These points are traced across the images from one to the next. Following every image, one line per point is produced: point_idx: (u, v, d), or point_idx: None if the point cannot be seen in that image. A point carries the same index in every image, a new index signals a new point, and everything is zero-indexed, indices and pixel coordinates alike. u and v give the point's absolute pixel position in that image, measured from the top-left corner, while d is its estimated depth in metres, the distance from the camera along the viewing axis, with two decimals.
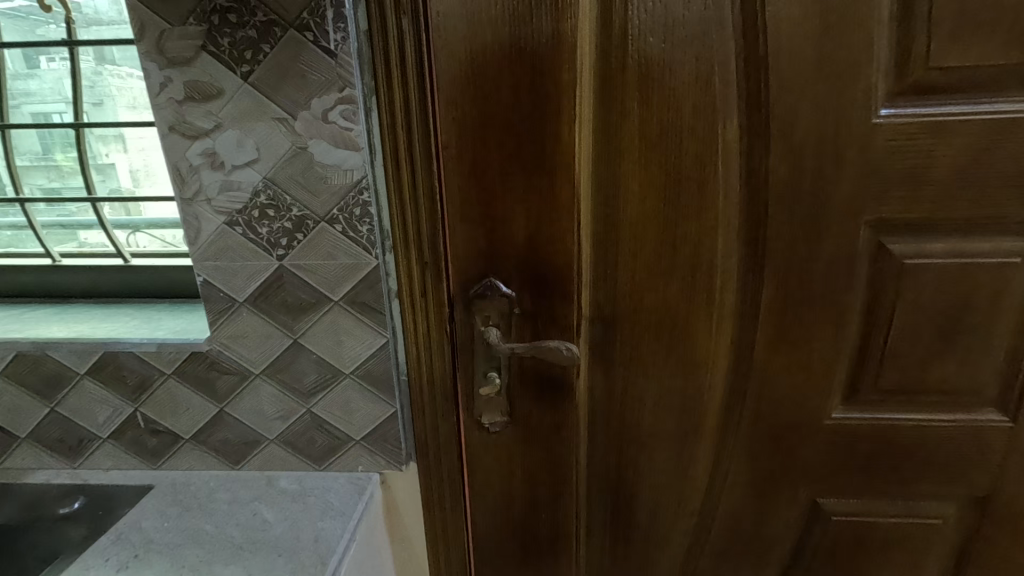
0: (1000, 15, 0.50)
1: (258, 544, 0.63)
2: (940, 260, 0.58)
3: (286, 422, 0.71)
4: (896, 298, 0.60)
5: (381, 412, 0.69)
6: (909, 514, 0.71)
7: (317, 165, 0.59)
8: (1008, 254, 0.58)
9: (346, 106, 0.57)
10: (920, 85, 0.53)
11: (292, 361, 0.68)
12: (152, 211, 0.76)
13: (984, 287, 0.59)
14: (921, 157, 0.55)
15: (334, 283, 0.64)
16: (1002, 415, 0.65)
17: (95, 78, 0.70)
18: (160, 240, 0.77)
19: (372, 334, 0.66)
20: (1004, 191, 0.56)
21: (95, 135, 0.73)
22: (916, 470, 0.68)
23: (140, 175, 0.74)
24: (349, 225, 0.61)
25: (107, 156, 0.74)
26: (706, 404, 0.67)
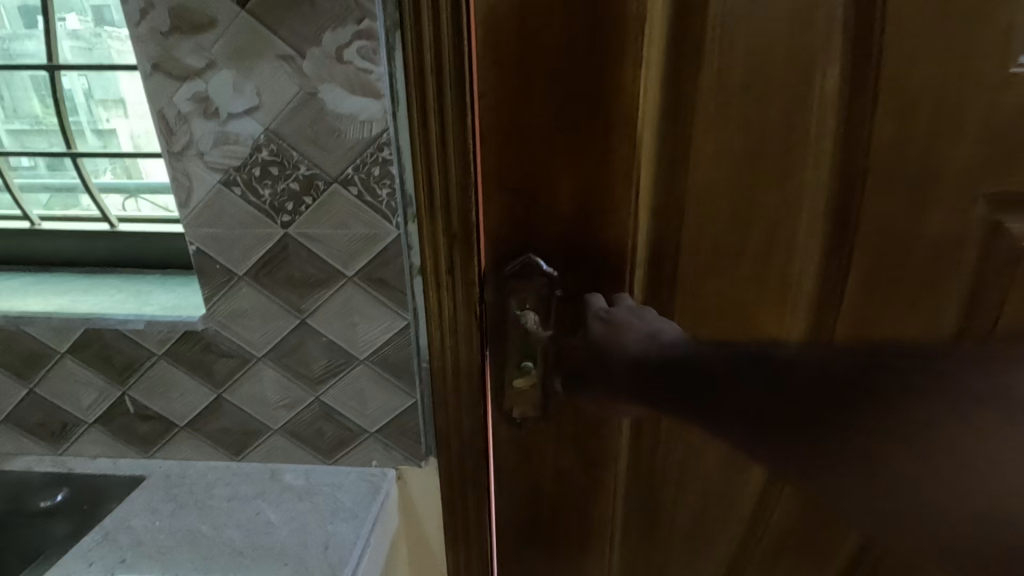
0: None
1: (260, 550, 0.56)
2: None
3: (292, 411, 0.63)
4: (1006, 287, 0.51)
5: (400, 403, 0.61)
6: None
7: (329, 115, 0.50)
8: None
9: (364, 43, 0.47)
10: None
11: (298, 344, 0.59)
12: (154, 175, 0.67)
13: None
14: None
15: (347, 256, 0.55)
16: None
17: (94, 40, 0.61)
18: (163, 208, 0.68)
19: (390, 316, 0.57)
20: None
21: (94, 98, 0.64)
22: None
23: (142, 141, 0.65)
24: (366, 187, 0.52)
25: (110, 123, 0.65)
26: None
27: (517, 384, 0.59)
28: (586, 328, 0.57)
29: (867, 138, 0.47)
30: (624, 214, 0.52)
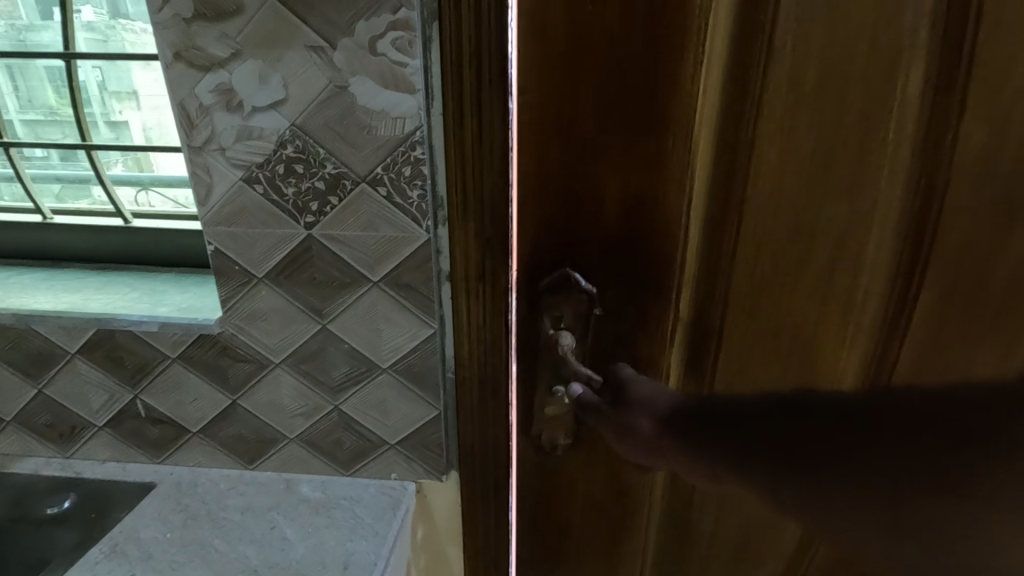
0: None
1: (275, 568, 0.53)
2: None
3: (309, 419, 0.60)
4: None
5: (423, 414, 0.58)
6: None
7: (359, 110, 0.47)
8: None
9: (399, 34, 0.44)
10: None
11: (318, 351, 0.57)
12: (165, 167, 0.64)
13: None
14: None
15: (373, 259, 0.52)
16: None
17: (110, 32, 0.59)
18: (174, 201, 0.66)
19: (416, 323, 0.54)
20: None
21: (108, 90, 0.61)
22: None
23: (153, 135, 0.62)
24: (395, 188, 0.49)
25: (124, 117, 0.62)
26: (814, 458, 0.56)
27: (546, 407, 0.55)
28: (626, 348, 0.53)
29: (951, 148, 0.41)
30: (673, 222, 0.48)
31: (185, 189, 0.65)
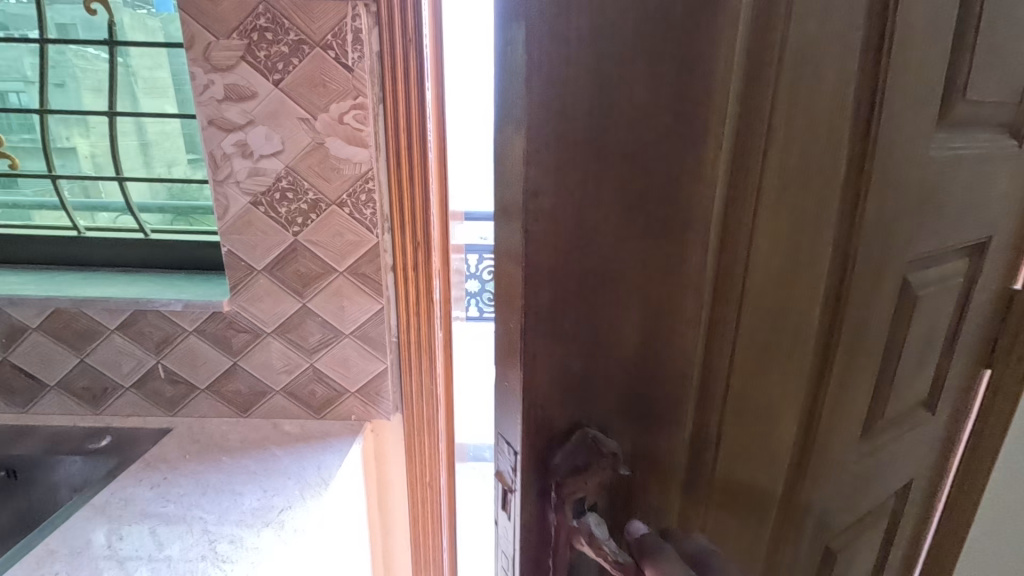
0: None
1: (269, 470, 0.74)
2: None
3: (291, 374, 0.83)
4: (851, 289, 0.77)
5: (375, 367, 0.82)
6: None
7: (331, 158, 0.72)
8: None
9: (358, 111, 0.70)
10: None
11: (299, 322, 0.80)
12: (140, 195, 0.90)
13: None
14: None
15: (340, 256, 0.77)
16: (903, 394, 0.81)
17: (60, 59, 0.83)
18: (167, 218, 0.92)
19: (370, 300, 0.79)
20: None
21: (56, 118, 0.86)
22: None
23: (101, 161, 0.88)
24: (355, 208, 0.74)
25: (114, 142, 0.87)
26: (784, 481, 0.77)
27: None
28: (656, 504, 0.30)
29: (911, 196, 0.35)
30: (704, 341, 0.28)
31: (173, 209, 0.91)
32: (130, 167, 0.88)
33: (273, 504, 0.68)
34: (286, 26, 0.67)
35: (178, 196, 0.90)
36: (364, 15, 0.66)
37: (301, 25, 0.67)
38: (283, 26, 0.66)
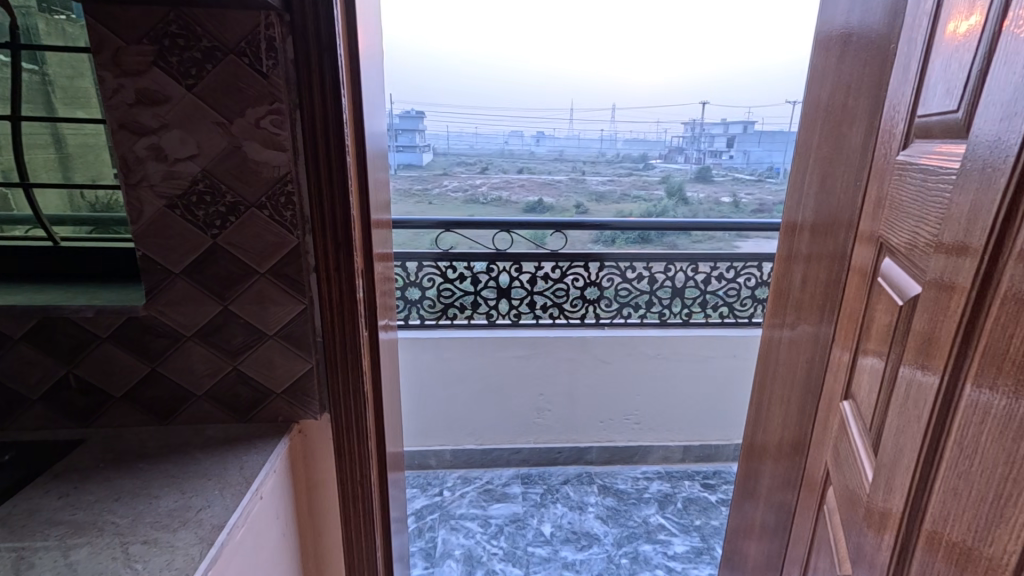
0: (871, 113, 0.83)
1: (189, 473, 0.74)
2: (839, 261, 0.90)
3: (214, 378, 0.83)
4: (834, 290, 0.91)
5: (300, 367, 0.84)
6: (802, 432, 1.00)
7: (250, 161, 0.74)
8: (843, 251, 0.89)
9: (275, 116, 0.73)
10: (861, 151, 0.86)
11: (221, 325, 0.80)
12: (52, 208, 0.89)
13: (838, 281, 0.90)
14: (849, 191, 0.89)
15: (261, 258, 0.78)
16: (812, 363, 0.98)
17: None
18: (78, 229, 0.91)
19: (292, 300, 0.80)
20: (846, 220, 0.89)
21: None
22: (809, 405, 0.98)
23: (14, 174, 0.85)
24: (275, 211, 0.76)
25: (23, 153, 0.85)
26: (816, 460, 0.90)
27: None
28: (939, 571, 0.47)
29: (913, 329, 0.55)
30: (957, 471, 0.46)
31: (85, 221, 0.91)
32: (49, 177, 0.87)
33: (191, 504, 0.68)
34: (199, 34, 0.68)
35: (88, 206, 0.90)
36: (278, 24, 0.69)
37: (214, 33, 0.69)
38: (196, 33, 0.68)
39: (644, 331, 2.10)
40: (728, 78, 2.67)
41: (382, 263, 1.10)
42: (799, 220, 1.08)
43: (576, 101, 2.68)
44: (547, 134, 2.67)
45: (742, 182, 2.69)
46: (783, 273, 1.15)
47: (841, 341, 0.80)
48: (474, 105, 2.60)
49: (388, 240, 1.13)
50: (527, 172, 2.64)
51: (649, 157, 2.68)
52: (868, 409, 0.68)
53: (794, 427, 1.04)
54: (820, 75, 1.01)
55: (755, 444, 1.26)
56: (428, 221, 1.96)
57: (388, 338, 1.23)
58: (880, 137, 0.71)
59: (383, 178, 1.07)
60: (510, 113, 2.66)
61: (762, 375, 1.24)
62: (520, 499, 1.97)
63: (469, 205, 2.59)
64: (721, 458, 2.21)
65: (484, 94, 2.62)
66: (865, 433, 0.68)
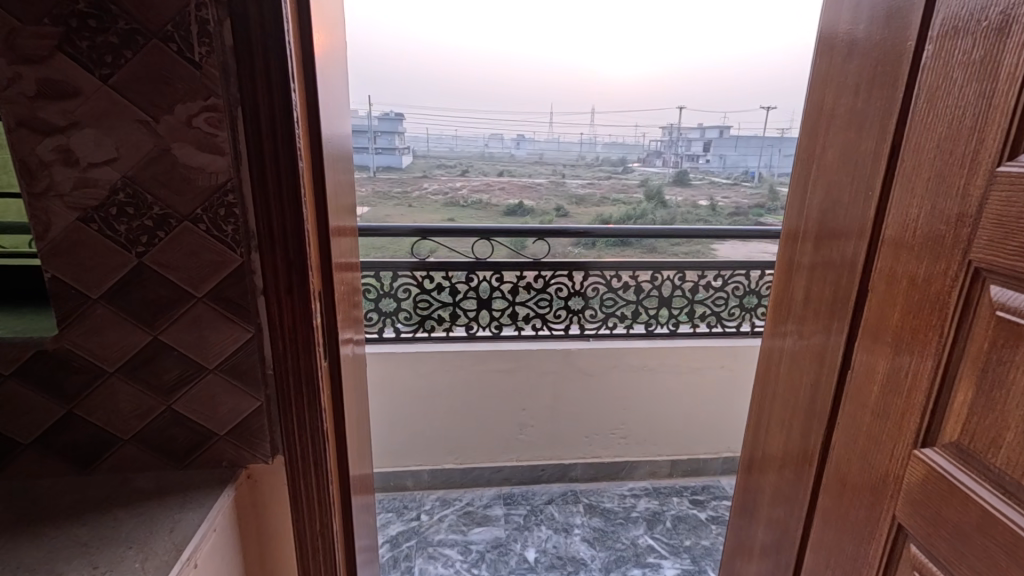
0: (891, 103, 0.75)
1: (106, 540, 0.62)
2: (852, 267, 0.82)
3: (144, 419, 0.71)
4: (849, 300, 0.82)
5: (246, 406, 0.72)
6: (809, 455, 0.92)
7: (181, 167, 0.63)
8: (854, 257, 0.81)
9: (211, 114, 0.61)
10: (878, 143, 0.77)
11: (151, 358, 0.69)
12: None
13: (850, 290, 0.82)
14: (860, 191, 0.81)
15: (198, 280, 0.67)
16: (820, 382, 0.90)
17: None
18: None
19: (235, 328, 0.69)
20: (858, 223, 0.81)
21: None
22: (818, 426, 0.90)
23: None
24: (213, 224, 0.65)
25: None
26: (840, 491, 0.81)
27: None
28: None
29: None
30: None
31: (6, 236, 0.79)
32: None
33: None
34: (113, 13, 0.57)
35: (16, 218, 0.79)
36: (212, 5, 0.58)
37: (134, 12, 0.57)
38: (110, 12, 0.57)
39: (630, 342, 2.01)
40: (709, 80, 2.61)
41: (346, 278, 0.99)
42: (798, 231, 1.00)
43: (555, 106, 2.59)
44: (527, 136, 2.57)
45: (718, 186, 2.64)
46: (777, 289, 1.07)
47: (886, 365, 0.70)
48: (448, 108, 2.47)
49: (352, 252, 1.02)
50: (507, 175, 2.55)
51: (627, 160, 2.61)
52: (970, 451, 0.58)
53: (800, 458, 0.95)
54: (819, 76, 0.93)
55: (752, 473, 1.16)
56: (404, 229, 1.85)
57: (356, 358, 1.12)
58: (937, 141, 0.63)
59: (347, 184, 0.96)
60: (487, 109, 2.53)
61: (757, 401, 1.14)
62: (503, 521, 1.87)
63: (448, 207, 2.46)
64: (709, 472, 2.15)
65: (461, 94, 2.49)
66: (978, 482, 0.56)
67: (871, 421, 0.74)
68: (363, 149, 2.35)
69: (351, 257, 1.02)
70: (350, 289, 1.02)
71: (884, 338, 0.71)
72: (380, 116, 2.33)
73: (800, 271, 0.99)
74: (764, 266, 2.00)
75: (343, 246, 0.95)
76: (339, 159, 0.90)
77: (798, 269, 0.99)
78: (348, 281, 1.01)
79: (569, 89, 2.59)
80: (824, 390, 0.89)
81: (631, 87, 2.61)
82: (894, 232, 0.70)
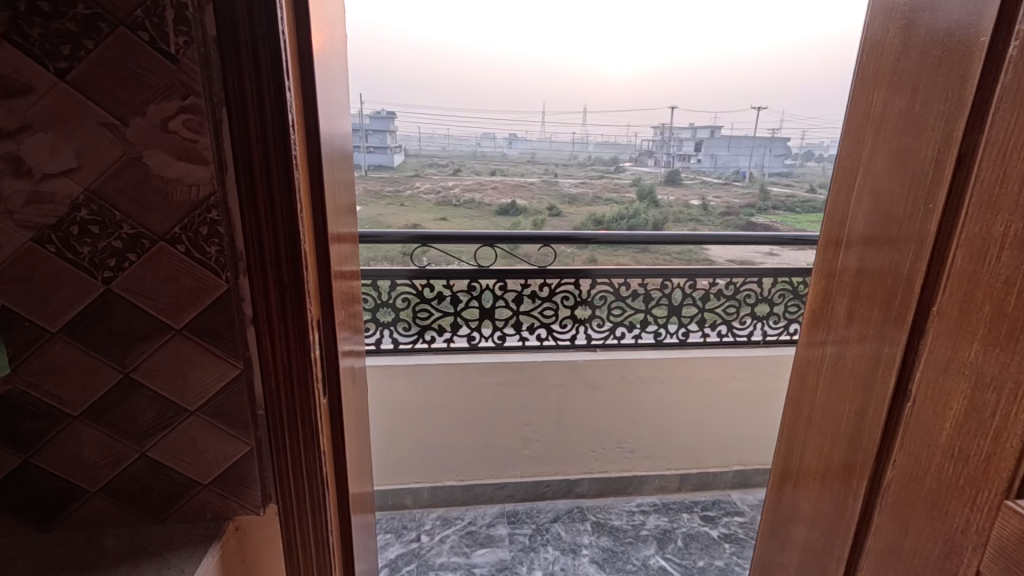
0: (958, 105, 0.66)
1: None
2: (906, 287, 0.74)
3: (114, 469, 0.61)
4: (905, 323, 0.74)
5: (235, 451, 0.63)
6: (855, 490, 0.84)
7: (156, 178, 0.53)
8: (911, 277, 0.74)
9: (190, 116, 0.52)
10: (942, 150, 0.69)
11: (122, 400, 0.59)
12: None
13: (907, 313, 0.74)
14: (917, 202, 0.73)
15: (176, 310, 0.58)
16: (868, 413, 0.82)
17: None
18: None
19: (222, 363, 0.60)
20: (914, 239, 0.73)
21: None
22: (865, 459, 0.82)
23: None
24: (194, 245, 0.56)
25: None
26: (902, 537, 0.74)
27: None
28: None
29: None
30: None
31: None
32: None
33: None
34: None
35: None
36: None
37: None
38: None
39: (638, 353, 1.93)
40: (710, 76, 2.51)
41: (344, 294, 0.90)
42: (835, 242, 0.91)
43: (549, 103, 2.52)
44: (519, 136, 2.51)
45: (710, 186, 2.60)
46: (811, 304, 0.99)
47: (970, 403, 0.62)
48: (438, 106, 2.36)
49: (350, 265, 0.93)
50: (500, 174, 2.46)
51: (619, 160, 2.56)
52: None
53: (843, 492, 0.88)
54: (865, 73, 0.85)
55: (782, 498, 1.08)
56: (402, 235, 1.77)
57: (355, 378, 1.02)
58: None
59: (346, 191, 0.86)
60: (480, 112, 2.45)
61: (788, 422, 1.06)
62: (507, 541, 1.79)
63: (441, 206, 2.40)
64: (720, 486, 2.07)
65: (449, 97, 2.37)
66: None
67: (945, 462, 0.66)
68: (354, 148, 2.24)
69: (349, 271, 0.93)
70: (347, 306, 0.93)
71: (965, 372, 0.63)
72: (371, 116, 2.19)
73: (839, 286, 0.90)
74: (776, 273, 1.93)
75: (339, 259, 0.85)
76: (338, 164, 0.81)
77: (836, 284, 0.90)
78: (347, 296, 0.92)
79: (564, 86, 2.52)
80: (874, 420, 0.81)
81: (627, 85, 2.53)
82: (975, 253, 0.62)
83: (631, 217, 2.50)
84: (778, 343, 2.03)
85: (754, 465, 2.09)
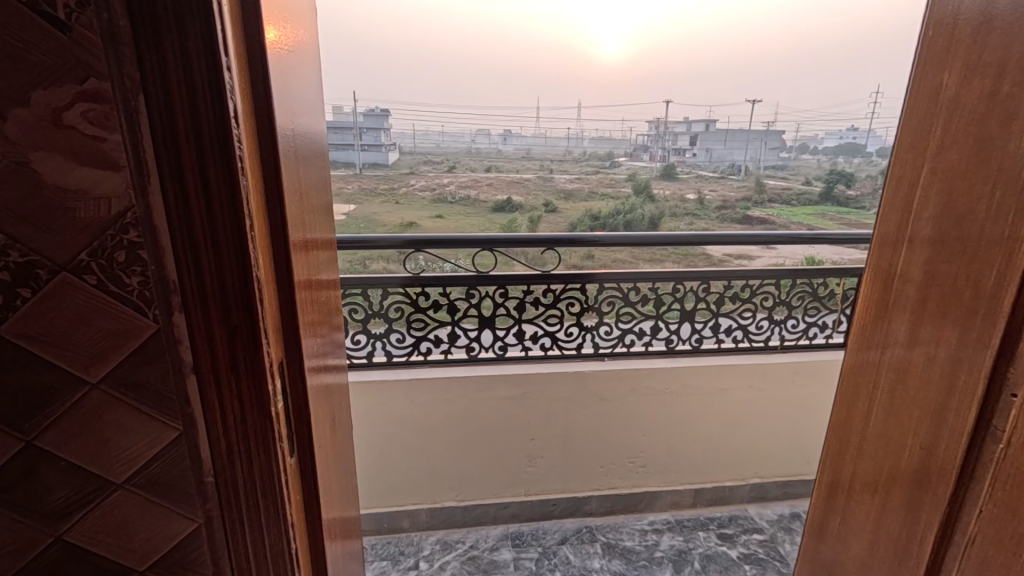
0: None
1: None
2: (994, 306, 0.61)
3: (23, 558, 0.49)
4: (992, 349, 0.62)
5: (180, 529, 0.51)
6: (921, 539, 0.72)
7: (50, 190, 0.40)
8: (999, 292, 0.60)
9: (91, 104, 0.39)
10: None
11: (27, 474, 0.46)
12: None
13: (995, 337, 0.61)
14: (1005, 201, 0.60)
15: (92, 360, 0.45)
16: (935, 450, 0.69)
17: None
18: None
19: (157, 423, 0.47)
20: (1003, 248, 0.60)
21: None
22: (936, 504, 0.69)
23: None
24: (109, 275, 0.43)
25: None
26: None
27: None
28: None
29: None
30: None
31: None
32: None
33: None
34: None
35: None
36: None
37: None
38: None
39: (649, 363, 1.81)
40: (713, 65, 2.38)
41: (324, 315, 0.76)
42: (890, 247, 0.78)
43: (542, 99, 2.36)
44: (513, 132, 2.35)
45: (706, 179, 2.47)
46: (858, 317, 0.85)
47: None
48: (426, 103, 2.22)
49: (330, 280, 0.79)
50: (494, 171, 2.35)
51: (615, 155, 2.41)
52: None
53: (902, 537, 0.75)
54: (931, 47, 0.71)
55: (825, 541, 0.94)
56: (396, 241, 1.63)
57: (337, 402, 0.89)
58: None
59: (323, 194, 0.73)
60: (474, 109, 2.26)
61: (829, 453, 0.93)
62: (512, 567, 1.69)
63: (437, 204, 2.26)
64: (736, 500, 1.96)
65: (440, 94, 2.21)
66: None
67: None
68: (345, 146, 2.02)
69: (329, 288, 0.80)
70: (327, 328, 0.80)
71: None
72: (365, 112, 2.05)
73: (895, 299, 0.77)
74: (794, 274, 1.81)
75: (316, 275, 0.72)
76: (312, 163, 0.68)
77: (893, 296, 0.77)
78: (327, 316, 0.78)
79: (554, 76, 2.36)
80: (944, 459, 0.68)
81: (626, 76, 2.37)
82: None
83: (628, 213, 2.34)
84: (796, 348, 1.92)
85: (772, 478, 1.97)
